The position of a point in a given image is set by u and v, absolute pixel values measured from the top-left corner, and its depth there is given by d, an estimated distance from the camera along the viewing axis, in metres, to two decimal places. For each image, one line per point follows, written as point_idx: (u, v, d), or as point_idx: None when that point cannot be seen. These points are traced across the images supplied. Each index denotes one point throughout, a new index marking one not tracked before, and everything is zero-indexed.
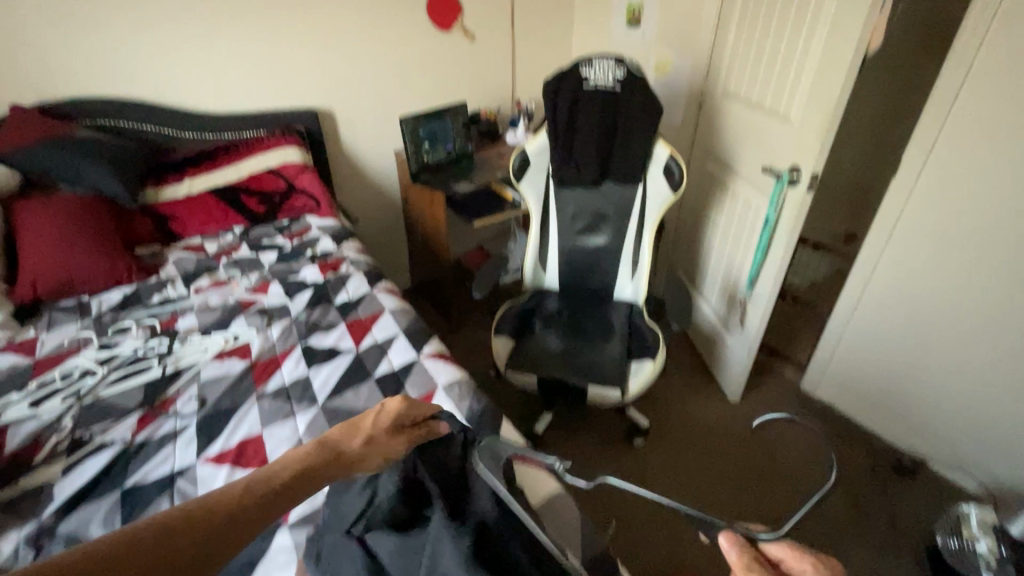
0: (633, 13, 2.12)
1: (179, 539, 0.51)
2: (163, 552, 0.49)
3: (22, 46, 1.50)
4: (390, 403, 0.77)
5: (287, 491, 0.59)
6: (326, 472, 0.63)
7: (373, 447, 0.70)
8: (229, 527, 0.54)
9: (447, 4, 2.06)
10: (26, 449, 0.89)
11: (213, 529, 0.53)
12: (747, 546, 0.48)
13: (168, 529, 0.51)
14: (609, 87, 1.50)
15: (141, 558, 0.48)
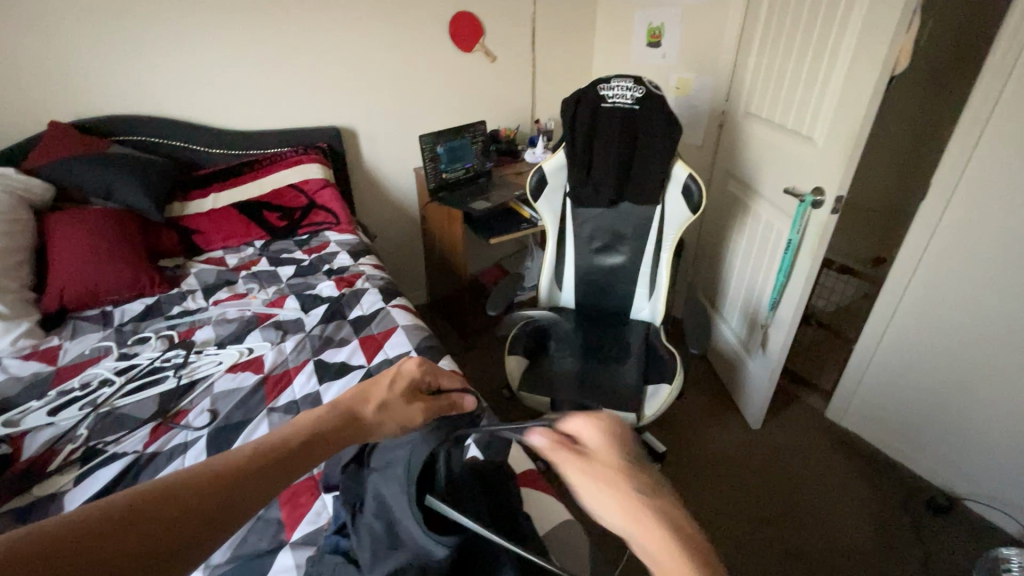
0: (654, 35, 2.13)
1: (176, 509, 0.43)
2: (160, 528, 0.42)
3: (65, 66, 1.58)
4: (406, 369, 0.69)
5: (295, 458, 0.52)
6: (338, 439, 0.57)
7: (391, 413, 0.62)
8: (230, 498, 0.46)
9: (470, 26, 2.10)
10: (42, 456, 0.90)
11: (211, 504, 0.45)
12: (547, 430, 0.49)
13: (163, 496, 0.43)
14: (627, 106, 1.49)
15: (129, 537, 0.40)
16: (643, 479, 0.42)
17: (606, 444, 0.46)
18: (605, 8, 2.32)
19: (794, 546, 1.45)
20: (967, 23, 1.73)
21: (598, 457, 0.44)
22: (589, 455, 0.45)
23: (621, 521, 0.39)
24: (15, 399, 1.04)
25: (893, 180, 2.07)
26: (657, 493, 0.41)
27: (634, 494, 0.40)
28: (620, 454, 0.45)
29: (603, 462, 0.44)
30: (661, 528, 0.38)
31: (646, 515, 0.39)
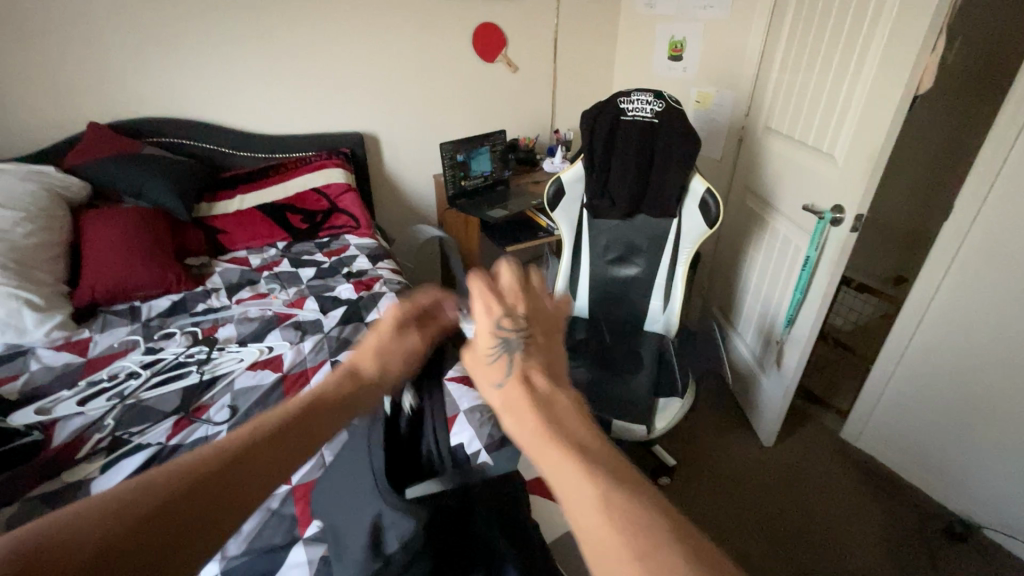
0: (675, 48, 2.14)
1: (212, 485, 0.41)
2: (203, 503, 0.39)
3: (105, 71, 1.65)
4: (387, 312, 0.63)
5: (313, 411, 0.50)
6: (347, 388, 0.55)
7: (387, 357, 0.60)
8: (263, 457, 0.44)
9: (493, 37, 2.14)
10: (70, 444, 0.94)
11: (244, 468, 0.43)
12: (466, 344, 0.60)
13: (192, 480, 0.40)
14: (646, 119, 1.50)
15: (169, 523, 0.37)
16: (514, 372, 0.51)
17: (484, 355, 0.53)
18: (628, 20, 2.34)
19: (804, 566, 1.43)
20: (995, 44, 1.71)
21: (486, 375, 0.53)
22: (480, 370, 0.54)
23: (510, 421, 0.48)
24: (47, 388, 1.09)
25: (917, 198, 2.04)
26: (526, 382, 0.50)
27: (512, 394, 0.50)
28: (494, 353, 0.53)
29: (489, 377, 0.52)
30: (529, 415, 0.47)
31: (520, 409, 0.48)
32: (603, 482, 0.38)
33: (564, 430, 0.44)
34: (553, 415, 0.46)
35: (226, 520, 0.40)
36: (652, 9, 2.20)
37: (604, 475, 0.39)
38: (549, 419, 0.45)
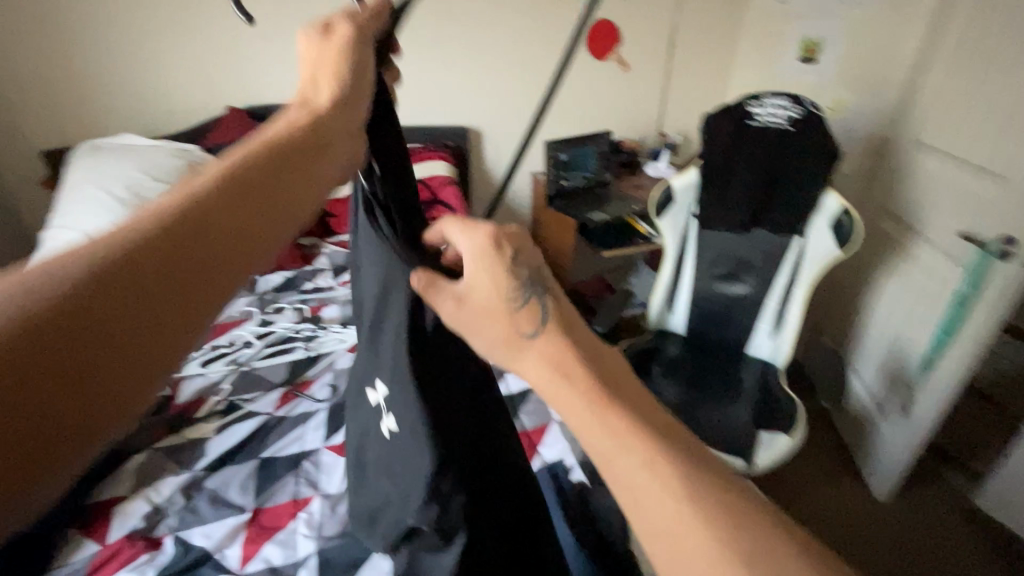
0: (809, 50, 1.94)
1: (143, 287, 0.34)
2: (128, 308, 0.33)
3: (247, 60, 1.79)
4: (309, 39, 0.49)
5: (258, 197, 0.41)
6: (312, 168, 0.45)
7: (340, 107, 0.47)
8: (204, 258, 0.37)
9: (606, 35, 2.08)
10: (192, 403, 1.02)
11: (181, 272, 0.36)
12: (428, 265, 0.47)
13: (110, 275, 0.33)
14: (778, 126, 1.34)
15: (97, 328, 0.31)
16: (538, 322, 0.40)
17: (498, 293, 0.41)
18: (755, 18, 2.16)
19: None
20: None
21: (499, 322, 0.41)
22: (492, 318, 0.42)
23: (547, 390, 0.39)
24: None
25: None
26: (556, 339, 0.40)
27: (548, 358, 0.39)
28: (512, 294, 0.40)
29: (505, 328, 0.41)
30: (571, 390, 0.38)
31: (559, 379, 0.38)
32: (674, 469, 0.35)
33: (617, 407, 0.37)
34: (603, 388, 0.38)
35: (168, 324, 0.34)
36: (784, 5, 2.01)
37: (675, 459, 0.35)
38: (596, 393, 0.38)
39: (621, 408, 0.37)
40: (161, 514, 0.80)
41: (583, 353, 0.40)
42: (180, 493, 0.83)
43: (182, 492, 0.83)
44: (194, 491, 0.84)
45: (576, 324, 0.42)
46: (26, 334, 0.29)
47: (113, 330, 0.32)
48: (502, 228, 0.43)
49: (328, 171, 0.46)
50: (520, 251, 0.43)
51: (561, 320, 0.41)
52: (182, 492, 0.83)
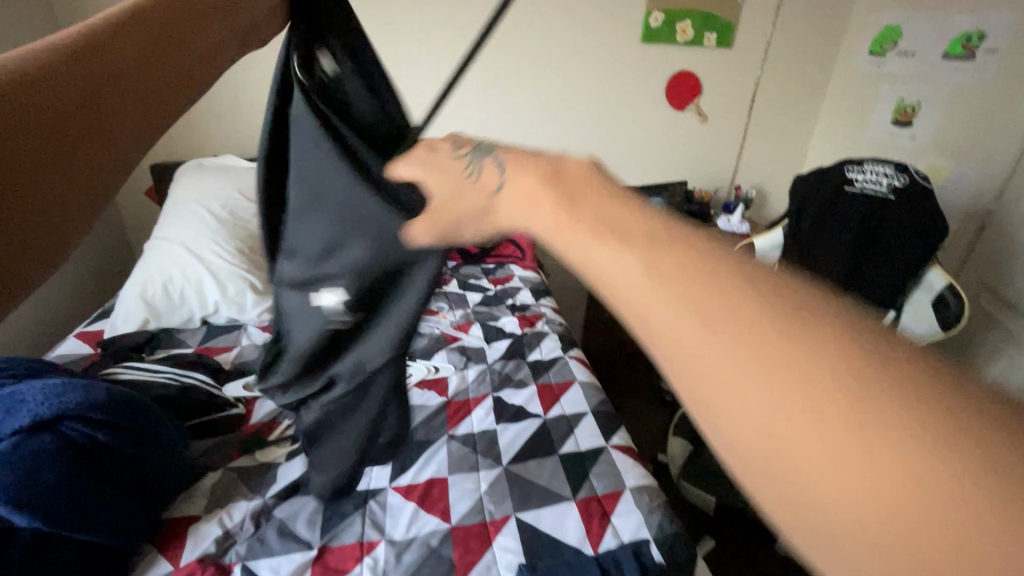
0: (903, 112, 1.85)
1: (96, 83, 0.51)
2: (83, 93, 0.49)
3: None
4: None
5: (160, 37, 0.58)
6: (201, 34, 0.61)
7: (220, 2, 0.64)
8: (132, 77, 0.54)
9: (687, 86, 2.07)
10: (266, 424, 1.02)
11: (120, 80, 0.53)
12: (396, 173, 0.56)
13: (56, 57, 0.49)
14: (879, 193, 1.25)
15: (59, 95, 0.47)
16: (583, 223, 0.36)
17: (455, 183, 0.48)
18: (842, 77, 2.11)
19: None
20: None
21: (596, 250, 0.35)
22: (618, 275, 0.33)
23: (729, 389, 0.29)
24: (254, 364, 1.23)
25: None
26: (668, 264, 0.32)
27: (695, 322, 0.30)
28: (468, 166, 0.48)
29: (600, 255, 0.34)
30: (766, 385, 0.28)
31: (747, 361, 0.28)
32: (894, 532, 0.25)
33: (808, 382, 0.27)
34: (796, 375, 0.27)
35: (117, 112, 0.52)
36: (877, 66, 1.94)
37: (915, 439, 0.25)
38: (793, 384, 0.27)
39: (835, 387, 0.26)
40: (232, 540, 0.81)
41: (745, 298, 0.30)
42: (250, 520, 0.84)
43: (251, 520, 0.84)
44: (262, 519, 0.85)
45: (574, 188, 0.40)
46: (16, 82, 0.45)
47: (85, 112, 0.49)
48: (436, 140, 0.54)
49: (215, 36, 0.63)
50: (457, 146, 0.52)
51: (554, 195, 0.39)
52: (252, 518, 0.84)
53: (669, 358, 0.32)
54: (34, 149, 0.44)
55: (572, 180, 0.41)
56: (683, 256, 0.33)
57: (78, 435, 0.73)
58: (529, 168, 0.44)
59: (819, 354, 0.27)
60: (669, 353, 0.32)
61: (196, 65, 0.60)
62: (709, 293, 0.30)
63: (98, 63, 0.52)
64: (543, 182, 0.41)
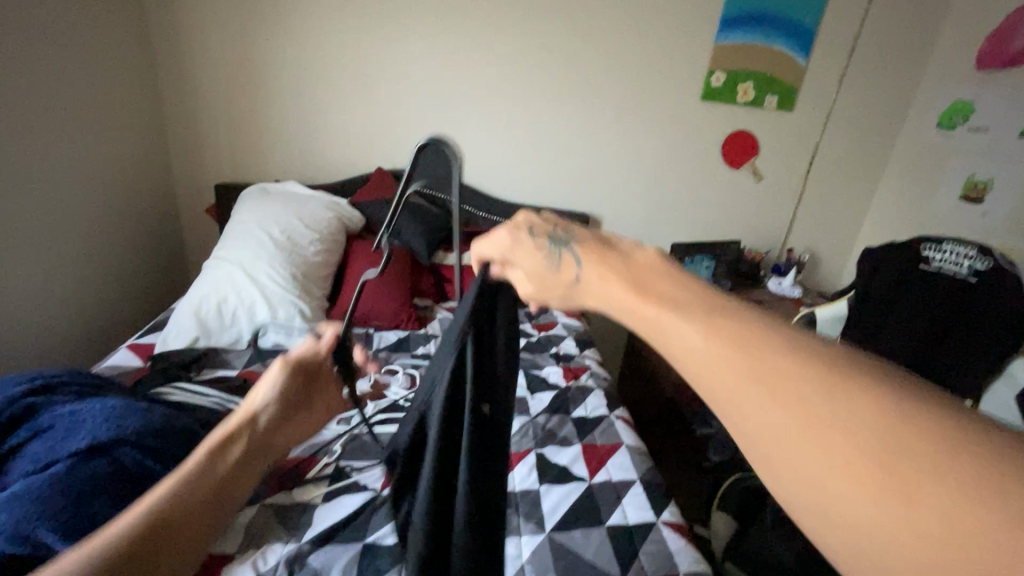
0: (974, 189, 1.78)
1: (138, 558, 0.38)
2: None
3: (402, 129, 1.95)
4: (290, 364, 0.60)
5: (221, 480, 0.46)
6: (262, 446, 0.51)
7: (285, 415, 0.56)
8: (183, 521, 0.42)
9: (744, 146, 2.06)
10: (304, 461, 1.00)
11: (172, 539, 0.40)
12: (500, 253, 0.56)
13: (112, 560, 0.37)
14: (958, 275, 1.16)
15: None
16: (688, 318, 0.31)
17: (540, 276, 0.47)
18: (907, 147, 2.05)
19: None
20: None
21: (705, 351, 0.29)
22: (719, 374, 0.29)
23: (828, 485, 0.24)
24: None
25: None
26: (765, 349, 0.28)
27: (792, 410, 0.26)
28: (548, 261, 0.47)
29: (706, 359, 0.29)
30: (850, 470, 0.24)
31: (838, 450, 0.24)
32: None
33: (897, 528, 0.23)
34: (890, 467, 0.24)
35: None
36: (946, 139, 1.89)
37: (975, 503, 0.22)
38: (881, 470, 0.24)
39: (941, 479, 0.23)
40: None
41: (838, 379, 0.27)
42: (283, 566, 0.80)
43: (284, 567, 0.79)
44: (295, 566, 0.80)
45: (667, 288, 0.34)
46: None
47: None
48: (519, 227, 0.56)
49: (272, 442, 0.53)
50: (536, 232, 0.53)
51: (644, 294, 0.34)
52: (285, 565, 0.80)
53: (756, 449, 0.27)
54: None
55: (670, 276, 0.36)
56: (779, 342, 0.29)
57: (128, 460, 0.74)
58: (618, 263, 0.39)
59: (907, 435, 0.24)
60: (760, 444, 0.27)
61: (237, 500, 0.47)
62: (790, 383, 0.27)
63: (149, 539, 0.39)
64: (626, 288, 0.36)
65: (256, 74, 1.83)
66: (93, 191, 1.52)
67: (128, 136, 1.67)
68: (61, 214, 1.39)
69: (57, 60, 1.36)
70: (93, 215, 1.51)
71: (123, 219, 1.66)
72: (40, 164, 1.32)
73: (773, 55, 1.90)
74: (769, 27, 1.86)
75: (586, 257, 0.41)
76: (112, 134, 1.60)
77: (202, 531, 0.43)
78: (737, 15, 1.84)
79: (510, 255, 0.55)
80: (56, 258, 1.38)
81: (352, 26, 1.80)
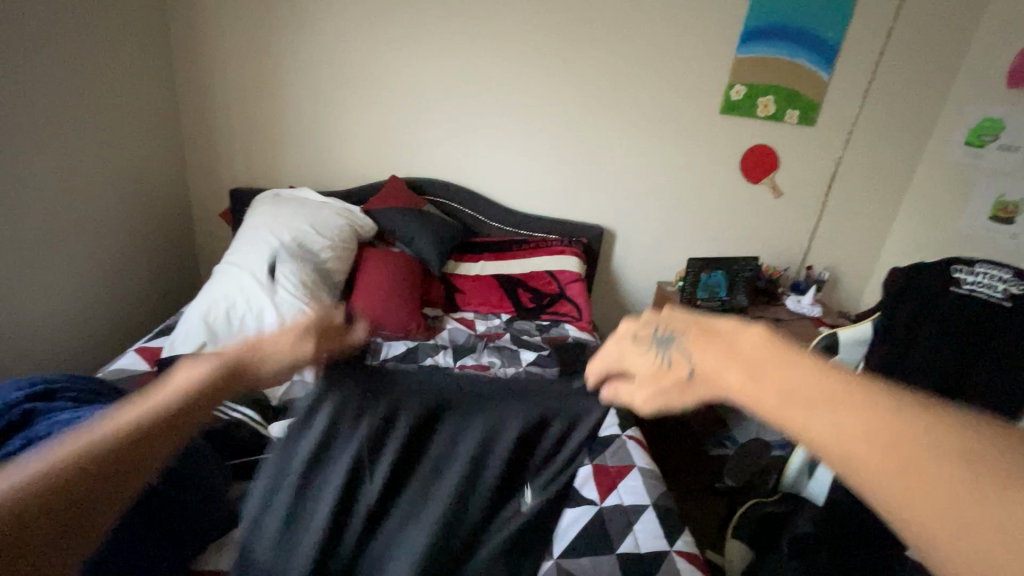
0: (1003, 210, 1.72)
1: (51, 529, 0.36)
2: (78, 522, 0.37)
3: (417, 138, 1.95)
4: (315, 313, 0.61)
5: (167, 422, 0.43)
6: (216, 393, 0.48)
7: (281, 366, 0.54)
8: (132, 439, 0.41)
9: (763, 160, 2.02)
10: None
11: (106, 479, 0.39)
12: (611, 355, 0.54)
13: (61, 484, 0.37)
14: (991, 299, 1.10)
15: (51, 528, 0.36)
16: (812, 411, 0.34)
17: (652, 379, 0.47)
18: (932, 165, 2.00)
19: None
20: None
21: (838, 439, 0.32)
22: (854, 457, 0.31)
23: (942, 523, 0.28)
24: None
25: None
26: (876, 423, 0.32)
27: (924, 480, 0.29)
28: (659, 363, 0.48)
29: (838, 449, 0.32)
30: (985, 524, 0.27)
31: (965, 509, 0.28)
32: None
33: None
34: (1016, 516, 0.27)
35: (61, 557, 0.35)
36: (974, 158, 1.83)
37: None
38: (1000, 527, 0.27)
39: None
40: None
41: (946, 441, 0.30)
42: None
43: None
44: None
45: (785, 378, 0.37)
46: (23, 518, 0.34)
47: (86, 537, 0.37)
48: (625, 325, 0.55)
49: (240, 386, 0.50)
50: (641, 335, 0.52)
51: (759, 384, 0.37)
52: None
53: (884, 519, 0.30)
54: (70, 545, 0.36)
55: (787, 359, 0.38)
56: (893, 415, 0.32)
57: None
58: (732, 355, 0.42)
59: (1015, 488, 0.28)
60: (905, 520, 0.29)
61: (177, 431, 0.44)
62: (895, 436, 0.31)
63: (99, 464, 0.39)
64: (749, 381, 0.39)
65: (273, 80, 1.84)
66: (108, 194, 1.53)
67: (144, 139, 1.69)
68: (74, 215, 1.40)
69: (75, 62, 1.38)
70: (106, 217, 1.52)
71: (136, 222, 1.66)
72: (53, 166, 1.32)
73: (794, 68, 1.86)
74: (793, 41, 1.83)
75: (698, 356, 0.44)
76: (128, 138, 1.61)
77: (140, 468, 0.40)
78: (757, 28, 1.82)
79: (618, 359, 0.53)
80: (66, 260, 1.39)
81: (370, 35, 1.81)
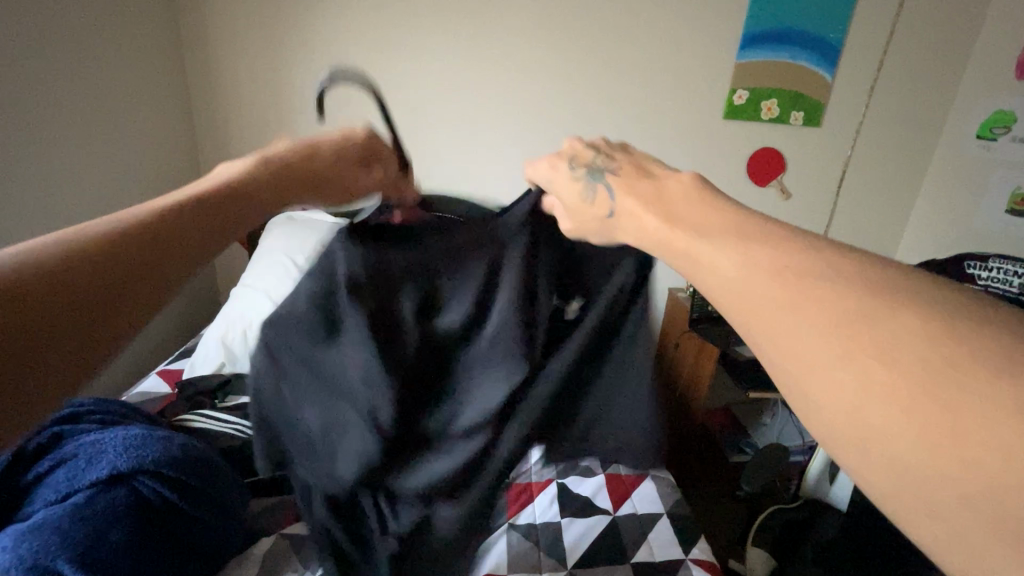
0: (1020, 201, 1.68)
1: (135, 257, 0.46)
2: (147, 267, 0.46)
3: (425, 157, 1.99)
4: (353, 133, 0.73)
5: (225, 203, 0.55)
6: (273, 182, 0.61)
7: (335, 178, 0.68)
8: (202, 219, 0.52)
9: (770, 162, 2.01)
10: None
11: (169, 229, 0.49)
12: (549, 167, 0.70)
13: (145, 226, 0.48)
14: (1010, 293, 1.06)
15: (124, 259, 0.45)
16: (715, 244, 0.44)
17: (577, 204, 0.62)
18: (945, 159, 1.97)
19: None
20: None
21: (731, 270, 0.42)
22: (746, 287, 0.41)
23: (804, 338, 0.37)
24: None
25: None
26: (772, 254, 0.41)
27: (795, 301, 0.38)
28: (586, 193, 0.62)
29: (732, 280, 0.42)
30: (833, 332, 0.36)
31: (826, 324, 0.36)
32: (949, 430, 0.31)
33: (861, 345, 0.34)
34: (868, 331, 0.35)
35: (129, 292, 0.44)
36: (987, 150, 1.80)
37: (918, 338, 0.33)
38: (923, 390, 0.32)
39: (891, 331, 0.34)
40: None
41: (867, 347, 0.34)
42: None
43: None
44: None
45: (699, 217, 0.48)
46: (108, 246, 0.45)
47: (142, 283, 0.46)
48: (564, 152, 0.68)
49: (286, 198, 0.63)
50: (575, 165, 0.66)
51: (672, 225, 0.49)
52: None
53: (779, 386, 0.39)
54: (132, 287, 0.45)
55: (695, 199, 0.51)
56: (801, 257, 0.40)
57: (148, 491, 0.81)
58: (653, 197, 0.54)
59: (880, 306, 0.35)
60: (771, 341, 0.39)
61: (227, 225, 0.55)
62: (792, 273, 0.39)
63: (178, 226, 0.50)
64: (662, 222, 0.51)
65: (283, 106, 1.90)
66: None
67: None
68: None
69: None
70: None
71: None
72: None
73: (796, 70, 1.87)
74: (792, 43, 1.83)
75: (622, 195, 0.57)
76: None
77: (209, 238, 0.52)
78: (756, 32, 1.83)
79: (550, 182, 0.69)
80: None
81: (376, 57, 1.87)
